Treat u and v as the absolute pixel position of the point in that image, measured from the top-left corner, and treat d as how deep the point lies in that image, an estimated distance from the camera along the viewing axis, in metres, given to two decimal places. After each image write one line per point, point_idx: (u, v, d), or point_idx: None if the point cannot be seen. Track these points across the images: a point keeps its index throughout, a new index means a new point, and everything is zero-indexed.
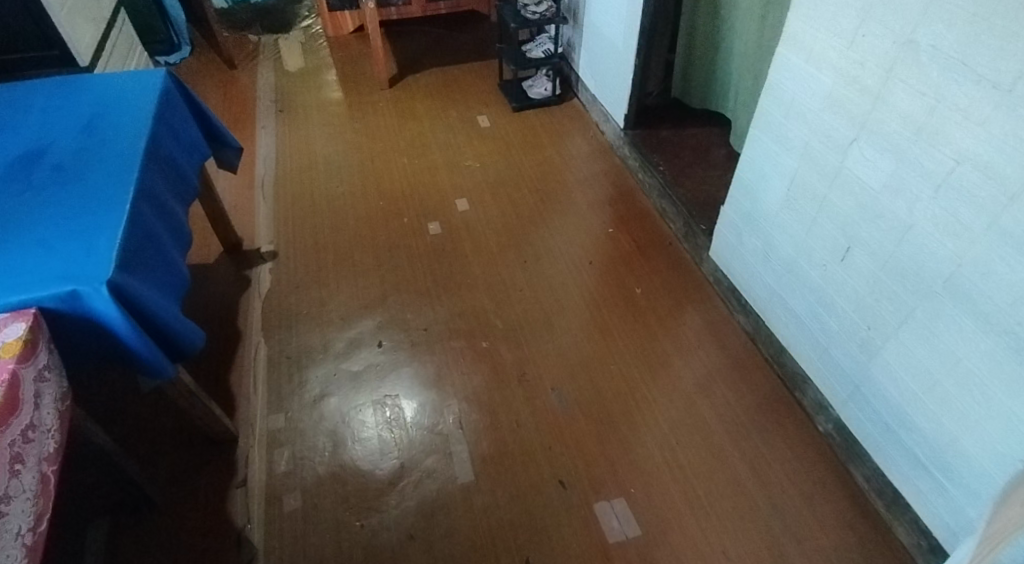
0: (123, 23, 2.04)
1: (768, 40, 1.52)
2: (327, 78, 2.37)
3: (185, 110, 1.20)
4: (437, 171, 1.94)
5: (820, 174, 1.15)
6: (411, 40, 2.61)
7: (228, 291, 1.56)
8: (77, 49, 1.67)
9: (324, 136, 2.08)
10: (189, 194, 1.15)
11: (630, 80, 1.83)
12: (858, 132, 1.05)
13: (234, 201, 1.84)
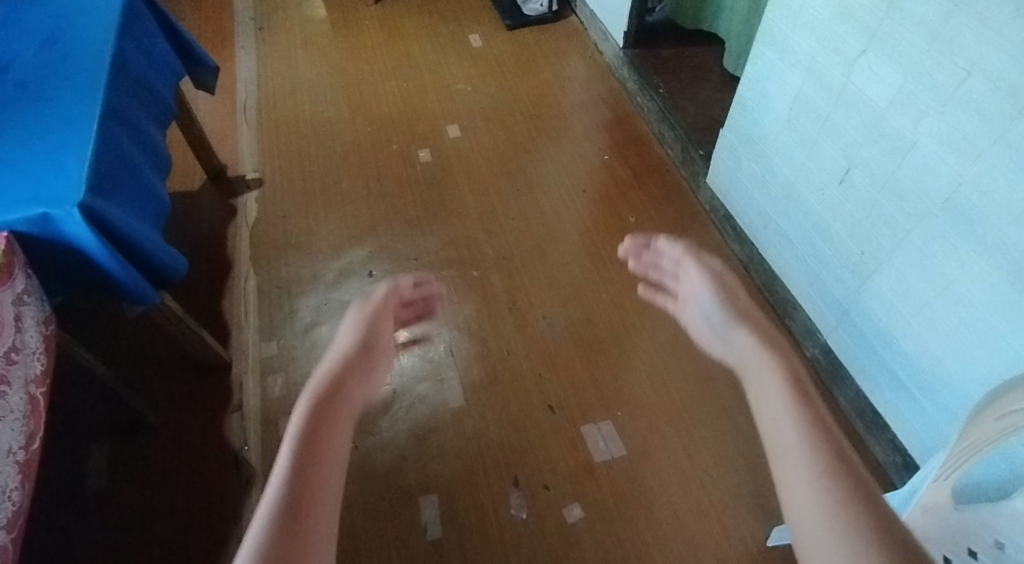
0: None
1: None
2: None
3: (152, 27, 1.24)
4: (428, 95, 1.97)
5: (824, 92, 1.11)
6: None
7: (216, 220, 1.59)
8: None
9: (309, 58, 2.08)
10: (164, 113, 1.20)
11: None
12: (867, 43, 0.99)
13: (216, 126, 1.85)
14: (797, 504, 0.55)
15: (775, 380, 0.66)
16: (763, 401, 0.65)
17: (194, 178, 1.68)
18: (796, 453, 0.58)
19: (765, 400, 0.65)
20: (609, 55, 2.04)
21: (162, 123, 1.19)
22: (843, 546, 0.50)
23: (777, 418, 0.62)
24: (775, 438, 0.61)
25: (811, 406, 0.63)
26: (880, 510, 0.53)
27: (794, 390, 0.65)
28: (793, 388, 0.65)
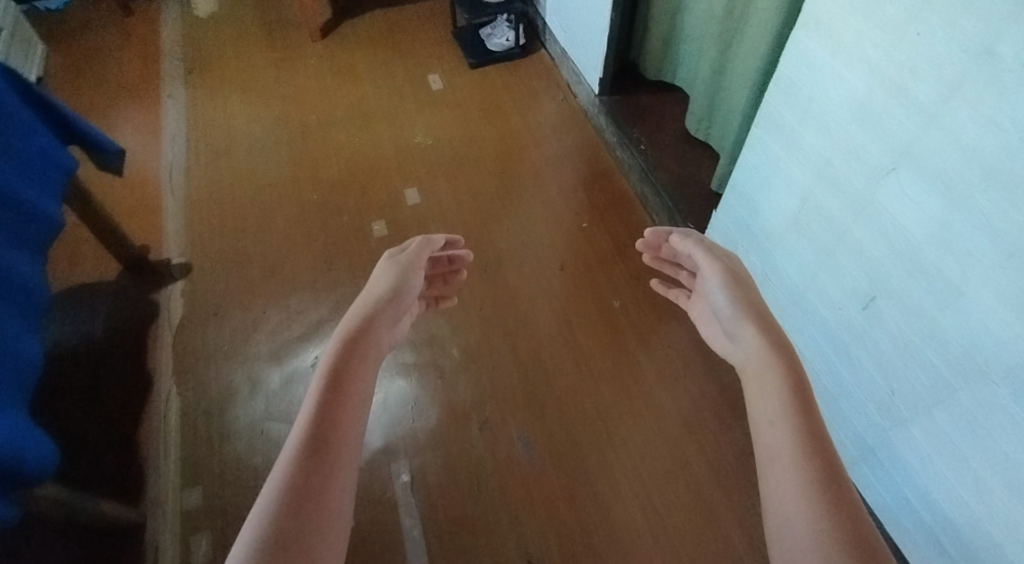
0: None
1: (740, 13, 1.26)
2: (243, 31, 2.11)
3: (31, 122, 1.02)
4: (384, 149, 1.76)
5: (841, 200, 0.92)
6: None
7: (134, 323, 1.37)
8: None
9: (246, 109, 1.85)
10: (39, 237, 0.98)
11: (607, 41, 1.63)
12: (897, 160, 0.80)
13: (139, 197, 1.63)
14: (783, 521, 0.56)
15: (778, 387, 0.65)
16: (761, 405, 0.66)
17: (109, 267, 1.46)
18: (785, 462, 0.59)
19: (764, 402, 0.66)
20: (584, 101, 1.84)
21: (33, 251, 0.96)
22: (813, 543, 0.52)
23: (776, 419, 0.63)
24: (768, 440, 0.62)
25: (811, 421, 0.62)
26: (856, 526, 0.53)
27: (796, 404, 0.64)
28: (792, 398, 0.64)
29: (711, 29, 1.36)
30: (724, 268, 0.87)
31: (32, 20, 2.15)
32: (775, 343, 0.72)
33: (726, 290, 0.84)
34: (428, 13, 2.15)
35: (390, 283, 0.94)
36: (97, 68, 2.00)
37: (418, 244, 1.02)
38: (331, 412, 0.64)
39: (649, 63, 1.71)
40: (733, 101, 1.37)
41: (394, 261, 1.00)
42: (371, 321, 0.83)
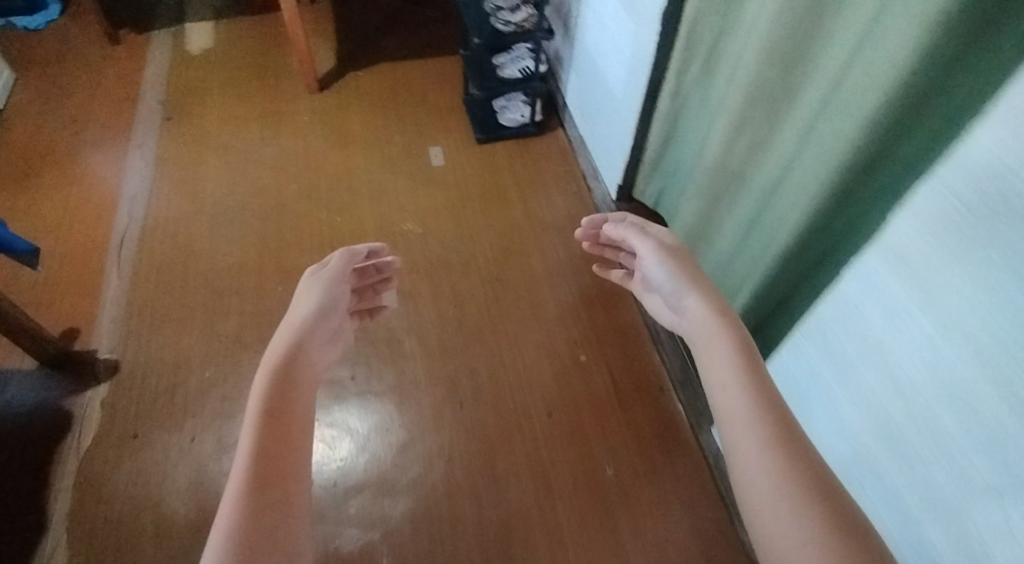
0: None
1: (739, 168, 0.97)
2: (239, 82, 1.98)
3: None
4: (364, 235, 1.56)
5: (908, 482, 0.67)
6: (358, 20, 2.12)
7: (39, 442, 1.21)
8: None
9: (221, 172, 1.70)
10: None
11: (627, 161, 1.35)
12: (1001, 484, 0.55)
13: (81, 271, 1.47)
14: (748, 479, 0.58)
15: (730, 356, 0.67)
16: (720, 380, 0.66)
17: (29, 359, 1.31)
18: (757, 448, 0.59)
19: (723, 377, 0.66)
20: (599, 203, 1.59)
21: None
22: (799, 530, 0.52)
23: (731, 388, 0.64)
24: (722, 400, 0.65)
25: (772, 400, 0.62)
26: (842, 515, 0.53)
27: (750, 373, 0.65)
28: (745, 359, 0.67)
29: (717, 176, 1.04)
30: (660, 242, 0.86)
31: (18, 44, 2.15)
32: (719, 311, 0.73)
33: (664, 264, 0.83)
34: (438, 76, 1.96)
35: (318, 299, 0.87)
36: (81, 115, 1.91)
37: (339, 259, 0.94)
38: (273, 439, 0.63)
39: (644, 188, 1.37)
40: (739, 275, 1.03)
41: (319, 275, 0.91)
42: (305, 339, 0.79)
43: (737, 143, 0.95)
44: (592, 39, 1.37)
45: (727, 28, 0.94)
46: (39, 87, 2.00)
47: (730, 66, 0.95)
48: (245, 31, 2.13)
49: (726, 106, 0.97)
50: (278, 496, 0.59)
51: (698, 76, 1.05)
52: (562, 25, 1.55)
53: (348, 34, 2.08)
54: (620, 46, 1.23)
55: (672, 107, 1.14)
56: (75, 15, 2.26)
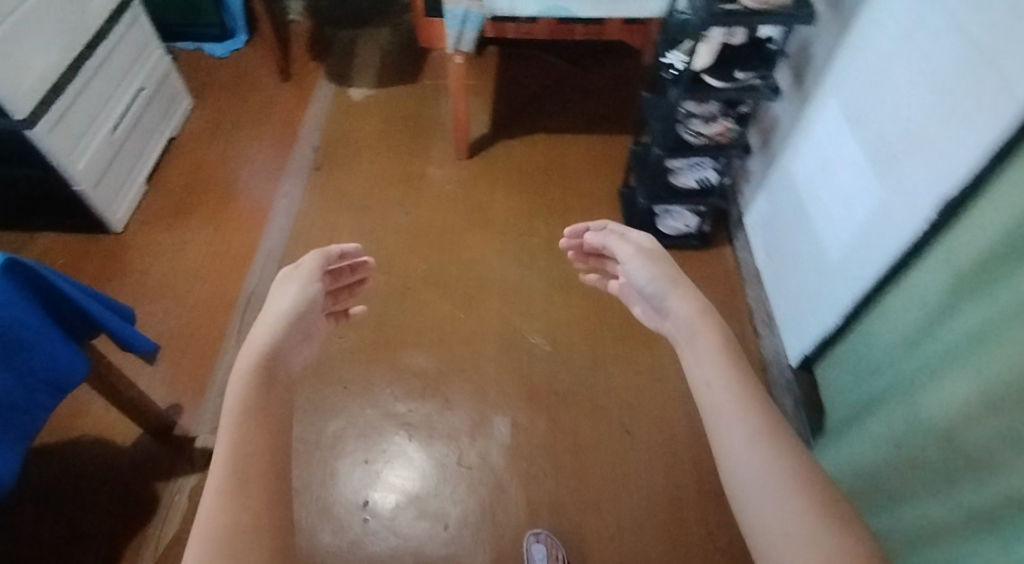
0: (126, 35, 1.74)
1: (981, 454, 0.66)
2: (391, 139, 1.92)
3: (23, 308, 0.88)
4: (485, 338, 1.41)
5: None
6: (522, 80, 1.98)
7: (126, 523, 1.23)
8: (14, 97, 1.38)
9: (354, 240, 1.65)
10: (26, 426, 0.93)
11: (830, 332, 1.02)
12: None
13: (207, 334, 1.50)
14: (745, 474, 0.58)
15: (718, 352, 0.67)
16: (709, 376, 0.67)
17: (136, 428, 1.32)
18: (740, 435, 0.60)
19: (705, 367, 0.68)
20: (770, 363, 1.23)
21: (14, 439, 0.91)
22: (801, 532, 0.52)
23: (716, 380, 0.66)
24: (710, 401, 0.65)
25: (750, 383, 0.64)
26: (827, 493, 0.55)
27: (734, 366, 0.66)
28: (730, 358, 0.67)
29: (941, 443, 0.72)
30: (640, 248, 0.86)
31: (203, 69, 2.26)
32: (700, 308, 0.74)
33: (645, 270, 0.83)
34: (599, 159, 1.76)
35: (295, 297, 0.82)
36: (240, 152, 1.96)
37: (314, 258, 0.89)
38: (258, 424, 0.64)
39: (828, 371, 1.05)
40: None
41: (294, 273, 0.86)
42: (288, 337, 0.76)
43: (991, 419, 0.65)
44: (806, 175, 1.07)
45: (1016, 261, 0.63)
46: (210, 114, 2.08)
47: (1011, 307, 0.63)
48: (406, 89, 2.08)
49: (983, 360, 0.66)
50: (269, 483, 0.60)
51: (945, 293, 0.74)
52: (762, 138, 1.26)
53: (509, 94, 1.95)
54: (854, 205, 0.92)
55: (904, 304, 0.83)
56: (260, 44, 2.34)
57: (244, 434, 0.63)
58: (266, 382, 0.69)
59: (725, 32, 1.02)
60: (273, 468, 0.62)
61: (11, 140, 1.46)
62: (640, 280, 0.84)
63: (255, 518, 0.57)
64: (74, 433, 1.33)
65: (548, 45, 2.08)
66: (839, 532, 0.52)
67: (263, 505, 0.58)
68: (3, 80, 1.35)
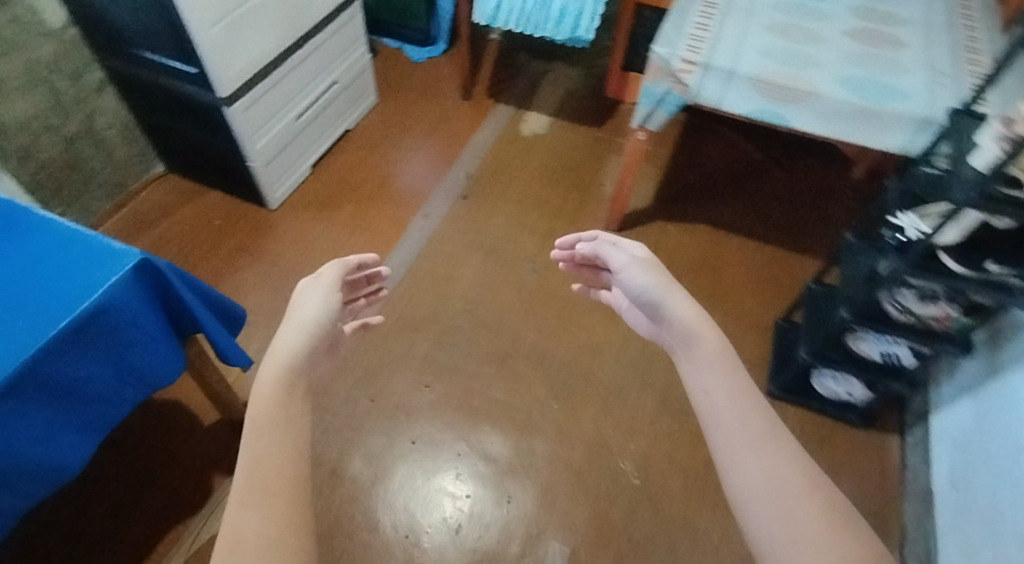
0: (338, 31, 1.77)
1: None
2: (546, 189, 1.83)
3: (143, 308, 0.87)
4: (572, 442, 1.28)
5: None
6: (705, 158, 1.79)
7: (174, 510, 1.21)
8: (221, 78, 1.41)
9: (475, 283, 1.57)
10: (109, 417, 0.92)
11: None
12: None
13: None
14: (749, 484, 0.57)
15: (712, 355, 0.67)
16: (701, 381, 0.66)
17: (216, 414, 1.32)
18: (738, 435, 0.60)
19: (697, 370, 0.67)
20: None
21: (92, 428, 0.90)
22: (816, 539, 0.52)
23: (724, 382, 0.65)
24: (708, 411, 0.64)
25: (744, 382, 0.64)
26: (829, 499, 0.55)
27: (730, 370, 0.65)
28: (726, 362, 0.66)
29: None
30: (637, 258, 0.80)
31: (394, 67, 2.31)
32: (700, 311, 0.71)
33: (641, 278, 0.78)
34: (764, 272, 1.53)
35: (320, 312, 0.76)
36: (400, 159, 1.95)
37: (333, 270, 0.83)
38: (291, 417, 0.62)
39: None
40: None
41: (315, 283, 0.81)
42: (314, 346, 0.71)
43: None
44: None
45: None
46: (386, 113, 2.12)
47: None
48: (577, 139, 1.99)
49: None
50: (301, 491, 0.56)
51: None
52: (990, 339, 1.02)
53: (685, 169, 1.76)
54: None
55: None
56: (454, 57, 2.36)
57: (269, 432, 0.59)
58: (289, 366, 0.67)
59: (989, 217, 0.81)
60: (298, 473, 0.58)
61: (208, 113, 1.52)
62: (633, 288, 0.79)
63: (288, 528, 0.54)
64: (159, 394, 1.35)
65: (743, 128, 1.87)
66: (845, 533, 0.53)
67: (293, 513, 0.54)
68: (218, 61, 1.39)
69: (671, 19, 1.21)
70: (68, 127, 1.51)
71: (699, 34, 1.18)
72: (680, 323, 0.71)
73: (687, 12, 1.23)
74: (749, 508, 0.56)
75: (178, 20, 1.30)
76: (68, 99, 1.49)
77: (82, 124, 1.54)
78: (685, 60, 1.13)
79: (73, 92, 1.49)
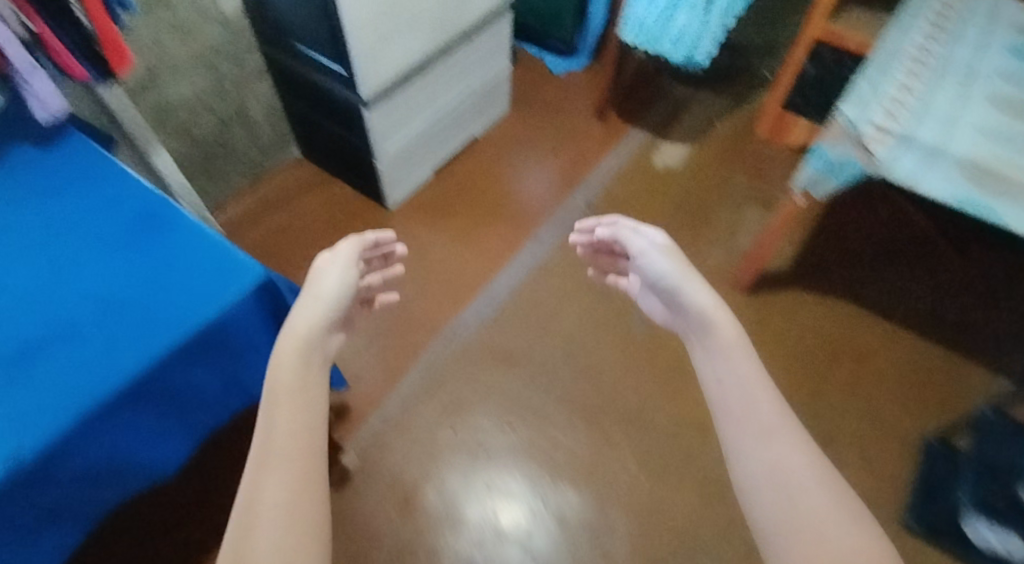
0: (486, 39, 1.72)
1: None
2: (672, 235, 1.70)
3: (255, 327, 0.84)
4: (657, 530, 1.18)
5: None
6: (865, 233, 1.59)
7: None
8: (365, 81, 1.40)
9: (579, 325, 1.48)
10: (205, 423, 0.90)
11: None
12: None
13: (400, 346, 1.45)
14: (757, 476, 0.48)
15: (724, 340, 0.59)
16: (711, 367, 0.58)
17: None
18: (744, 424, 0.51)
19: (710, 356, 0.59)
20: None
21: (188, 433, 0.89)
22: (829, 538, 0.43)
23: (734, 363, 0.56)
24: (719, 400, 0.55)
25: (760, 372, 0.55)
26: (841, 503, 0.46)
27: (749, 357, 0.57)
28: (740, 348, 0.58)
29: None
30: (656, 245, 0.77)
31: (531, 74, 2.24)
32: (717, 299, 0.64)
33: (661, 265, 0.73)
34: (916, 386, 1.36)
35: (340, 290, 0.70)
36: (523, 174, 1.88)
37: (349, 245, 0.77)
38: (309, 382, 0.56)
39: None
40: None
41: (331, 260, 0.75)
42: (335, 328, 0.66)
43: None
44: None
45: None
46: (516, 122, 2.05)
47: None
48: (716, 183, 1.83)
49: None
50: (322, 458, 0.50)
51: None
52: None
53: (836, 240, 1.56)
54: None
55: None
56: (595, 74, 2.25)
57: (282, 392, 0.54)
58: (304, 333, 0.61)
59: None
60: (315, 441, 0.51)
61: (348, 111, 1.51)
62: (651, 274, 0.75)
63: (308, 497, 0.46)
64: None
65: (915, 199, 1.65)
66: (862, 537, 0.43)
67: (312, 477, 0.47)
68: (366, 65, 1.37)
69: (866, 77, 1.06)
70: (222, 109, 1.56)
71: (901, 97, 1.02)
72: (693, 305, 0.64)
73: (889, 68, 1.07)
74: (755, 502, 0.48)
75: (337, 24, 1.29)
76: (227, 82, 1.53)
77: (234, 106, 1.59)
78: (877, 128, 0.99)
79: (234, 76, 1.54)
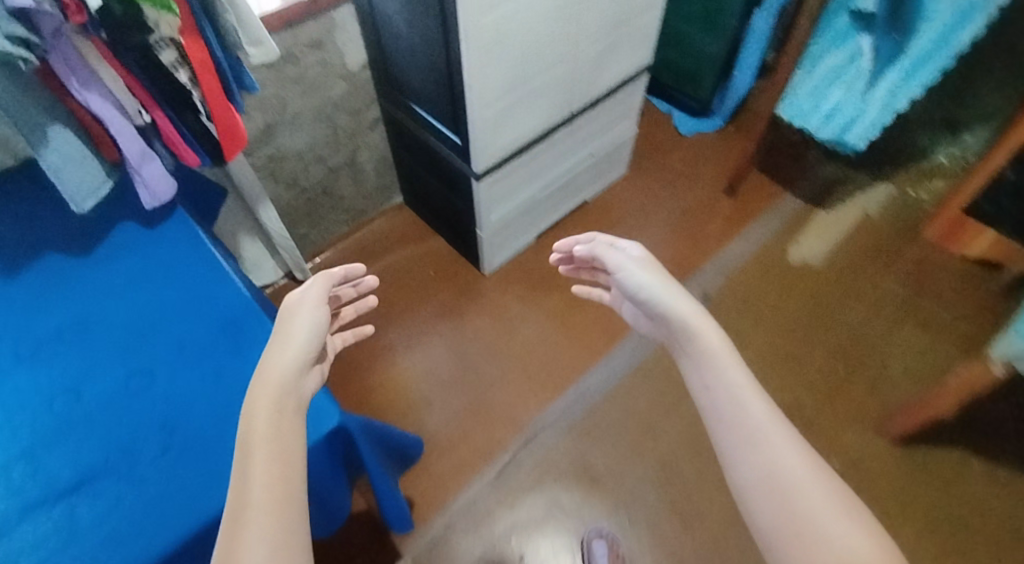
0: (615, 105, 1.57)
1: None
2: (802, 352, 1.47)
3: (319, 468, 0.74)
4: None
5: None
6: None
7: None
8: (480, 153, 1.29)
9: (680, 450, 1.30)
10: None
11: None
12: None
13: (476, 440, 1.33)
14: (749, 474, 0.53)
15: (704, 348, 0.62)
16: (695, 375, 0.62)
17: (363, 505, 1.22)
18: (735, 424, 0.56)
19: (695, 369, 0.62)
20: None
21: None
22: (821, 505, 0.50)
23: (721, 374, 0.60)
24: (712, 411, 0.59)
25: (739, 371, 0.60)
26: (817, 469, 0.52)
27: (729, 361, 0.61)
28: (731, 358, 0.61)
29: None
30: (636, 260, 0.72)
31: (656, 132, 2.05)
32: (698, 314, 0.65)
33: (640, 279, 0.69)
34: None
35: (313, 337, 0.62)
36: None
37: (317, 285, 0.67)
38: (287, 429, 0.53)
39: None
40: None
41: (299, 304, 0.64)
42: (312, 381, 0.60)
43: None
44: None
45: None
46: (635, 187, 1.88)
47: None
48: (861, 292, 1.57)
49: None
50: (298, 502, 0.49)
51: None
52: None
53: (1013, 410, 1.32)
54: None
55: None
56: (729, 139, 2.03)
57: (259, 440, 0.52)
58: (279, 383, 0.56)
59: None
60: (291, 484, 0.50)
61: (458, 177, 1.42)
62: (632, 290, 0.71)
63: (289, 546, 0.46)
64: None
65: None
66: (837, 493, 0.50)
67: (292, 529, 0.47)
68: (484, 137, 1.27)
69: None
70: (334, 159, 1.52)
71: None
72: (675, 319, 0.65)
73: None
74: (755, 506, 0.52)
75: (460, 95, 1.19)
76: (342, 133, 1.48)
77: (346, 157, 1.54)
78: None
79: (349, 126, 1.48)
